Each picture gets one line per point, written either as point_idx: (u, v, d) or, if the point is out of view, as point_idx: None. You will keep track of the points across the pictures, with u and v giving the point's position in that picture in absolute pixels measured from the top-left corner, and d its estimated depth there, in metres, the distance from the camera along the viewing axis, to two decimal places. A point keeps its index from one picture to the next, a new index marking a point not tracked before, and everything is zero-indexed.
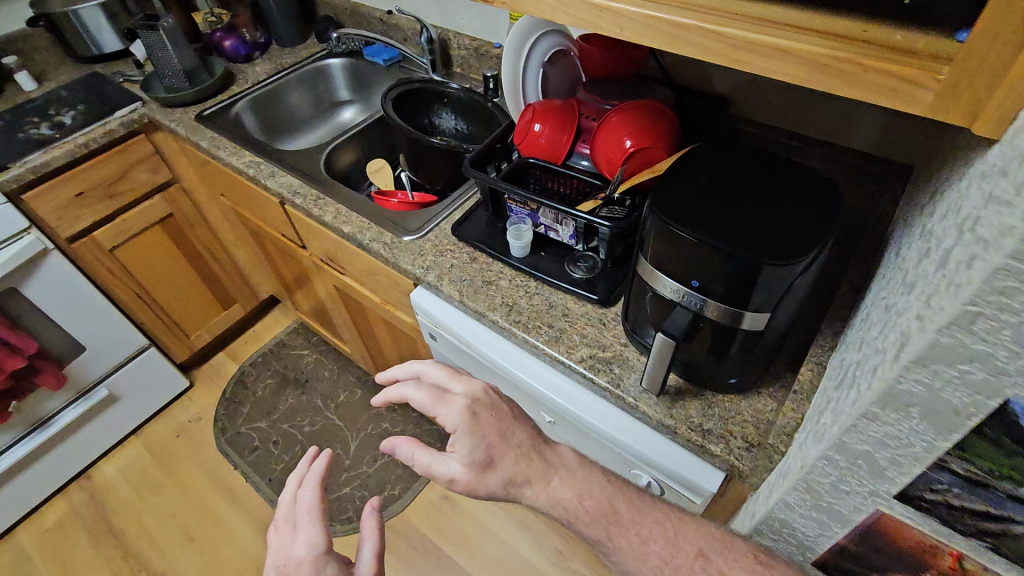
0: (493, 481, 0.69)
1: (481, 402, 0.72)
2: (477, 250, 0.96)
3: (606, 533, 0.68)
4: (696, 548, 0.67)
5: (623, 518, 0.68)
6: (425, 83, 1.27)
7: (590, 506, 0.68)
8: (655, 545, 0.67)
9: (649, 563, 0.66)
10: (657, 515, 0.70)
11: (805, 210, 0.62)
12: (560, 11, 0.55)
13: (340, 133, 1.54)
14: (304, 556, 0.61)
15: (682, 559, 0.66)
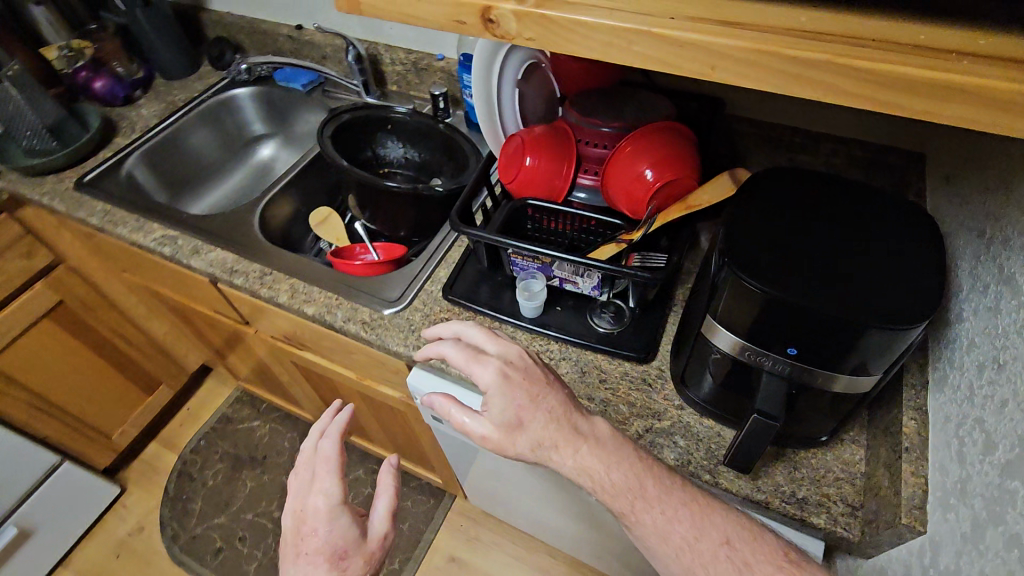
0: (522, 443, 0.61)
1: (517, 366, 0.63)
2: (478, 314, 0.81)
3: (634, 508, 0.59)
4: (723, 537, 0.57)
5: (650, 492, 0.59)
6: (364, 110, 1.08)
7: (618, 478, 0.59)
8: (679, 526, 0.58)
9: (670, 544, 0.58)
10: (686, 494, 0.60)
11: (906, 256, 0.52)
12: (613, 48, 0.41)
13: (261, 177, 1.30)
14: (319, 507, 0.60)
15: (706, 543, 0.57)
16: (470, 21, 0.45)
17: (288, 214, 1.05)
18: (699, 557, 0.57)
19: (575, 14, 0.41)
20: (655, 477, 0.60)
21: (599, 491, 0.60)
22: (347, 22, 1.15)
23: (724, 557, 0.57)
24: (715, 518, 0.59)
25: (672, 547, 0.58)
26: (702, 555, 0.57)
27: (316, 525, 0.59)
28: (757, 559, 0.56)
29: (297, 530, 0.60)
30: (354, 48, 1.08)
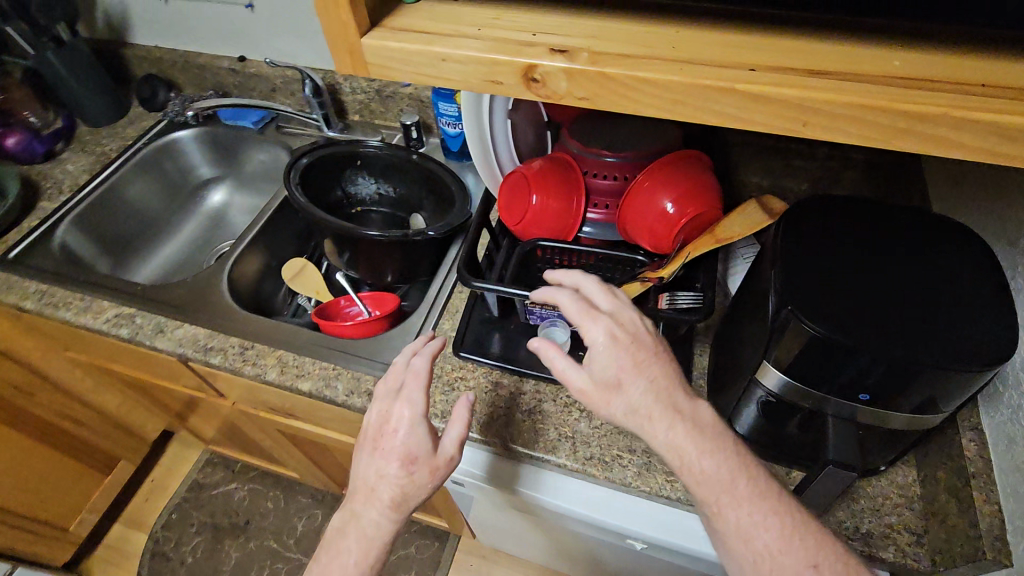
0: (617, 402, 0.52)
1: (629, 330, 0.55)
2: (495, 370, 0.74)
3: (720, 501, 0.49)
4: (812, 561, 0.46)
5: (741, 490, 0.49)
6: (330, 147, 0.99)
7: (711, 467, 0.49)
8: (765, 533, 0.47)
9: (749, 548, 0.48)
10: (783, 502, 0.49)
11: (968, 289, 0.50)
12: (688, 107, 0.36)
13: (217, 226, 1.18)
14: (399, 416, 0.58)
15: (791, 559, 0.46)
16: (509, 80, 0.38)
17: (257, 270, 0.95)
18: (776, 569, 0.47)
19: (641, 71, 0.35)
20: (756, 483, 0.49)
21: (683, 473, 0.50)
22: (298, 50, 1.05)
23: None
24: (808, 538, 0.47)
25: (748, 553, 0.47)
26: (781, 573, 0.46)
27: (394, 435, 0.58)
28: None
29: (374, 431, 0.60)
30: (310, 80, 0.99)
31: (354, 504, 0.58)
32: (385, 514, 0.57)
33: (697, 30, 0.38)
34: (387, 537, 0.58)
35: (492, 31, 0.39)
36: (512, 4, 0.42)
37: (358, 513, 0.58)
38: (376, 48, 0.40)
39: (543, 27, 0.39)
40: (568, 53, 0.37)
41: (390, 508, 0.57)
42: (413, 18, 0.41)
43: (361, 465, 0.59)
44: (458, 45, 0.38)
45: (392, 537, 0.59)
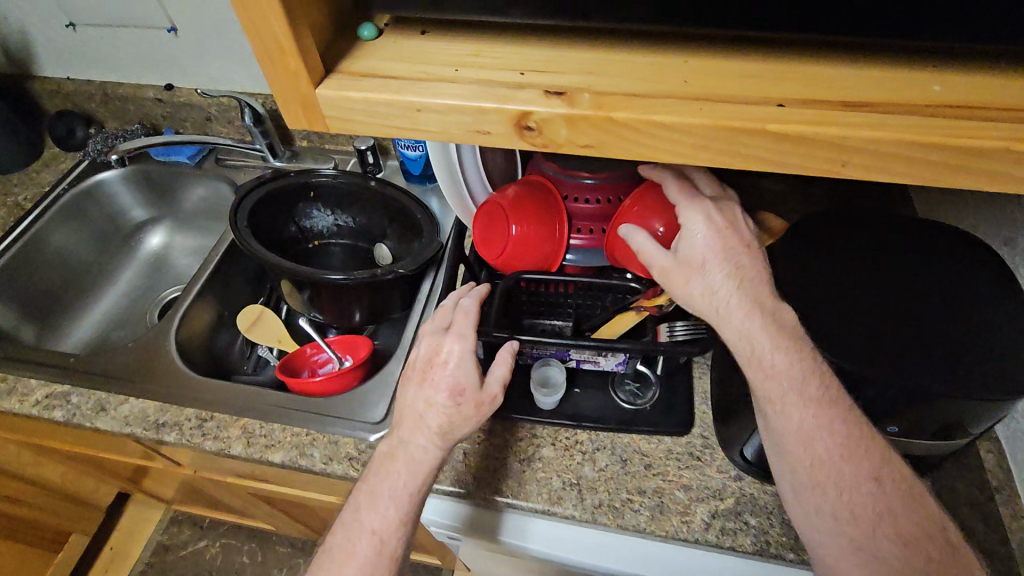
0: (694, 285, 0.50)
1: (729, 219, 0.52)
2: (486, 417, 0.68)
3: (786, 402, 0.46)
4: (874, 473, 0.45)
5: (812, 390, 0.46)
6: (279, 180, 0.91)
7: (781, 362, 0.46)
8: (828, 437, 0.45)
9: (809, 449, 0.45)
10: (852, 411, 0.46)
11: (984, 306, 0.48)
12: (710, 151, 0.31)
13: (158, 273, 1.07)
14: (450, 349, 0.57)
15: (854, 468, 0.45)
16: (499, 130, 0.32)
17: (209, 323, 0.87)
18: (836, 475, 0.45)
19: (653, 113, 0.30)
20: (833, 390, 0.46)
21: (751, 366, 0.48)
22: (232, 75, 0.96)
23: (865, 492, 0.44)
24: (874, 448, 0.45)
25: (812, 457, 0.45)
26: (841, 479, 0.45)
27: (448, 364, 0.56)
28: (904, 513, 0.44)
29: (428, 357, 0.58)
30: (249, 108, 0.90)
31: (400, 431, 0.56)
32: (433, 443, 0.55)
33: (707, 58, 0.33)
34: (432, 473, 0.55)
35: (472, 70, 0.34)
36: (489, 36, 0.36)
37: (404, 439, 0.55)
38: (336, 100, 0.33)
39: (530, 63, 0.34)
40: (566, 95, 0.32)
41: (437, 437, 0.55)
42: (374, 60, 0.35)
43: (411, 391, 0.57)
44: (435, 92, 0.32)
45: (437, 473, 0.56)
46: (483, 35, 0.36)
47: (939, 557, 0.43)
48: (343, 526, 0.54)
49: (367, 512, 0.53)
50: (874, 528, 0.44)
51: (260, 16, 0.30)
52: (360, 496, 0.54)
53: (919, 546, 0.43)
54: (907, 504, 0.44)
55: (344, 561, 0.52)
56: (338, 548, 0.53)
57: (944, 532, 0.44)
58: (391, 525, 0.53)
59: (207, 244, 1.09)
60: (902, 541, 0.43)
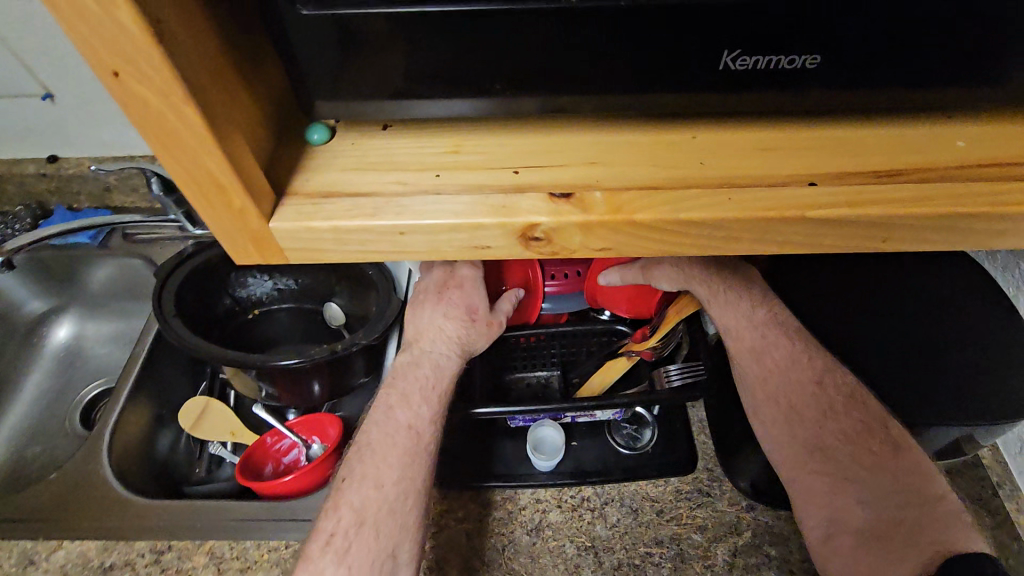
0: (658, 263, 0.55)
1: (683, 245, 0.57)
2: (484, 489, 0.63)
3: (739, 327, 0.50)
4: (816, 378, 0.46)
5: (759, 315, 0.50)
6: (204, 251, 0.81)
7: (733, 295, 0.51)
8: (775, 350, 0.48)
9: (760, 362, 0.48)
10: (805, 339, 0.48)
11: (973, 321, 0.48)
12: (745, 241, 0.28)
13: (72, 369, 0.94)
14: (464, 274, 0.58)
15: (796, 375, 0.46)
16: (500, 243, 0.28)
17: (145, 427, 0.76)
18: (781, 385, 0.46)
19: (685, 210, 0.26)
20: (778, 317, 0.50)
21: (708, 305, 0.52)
22: (128, 139, 0.84)
23: (809, 396, 0.45)
24: (818, 360, 0.47)
25: (757, 369, 0.47)
26: (789, 388, 0.46)
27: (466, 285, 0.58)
28: (849, 415, 0.43)
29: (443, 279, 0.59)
30: (156, 177, 0.79)
31: (420, 344, 0.56)
32: (454, 353, 0.55)
33: (716, 133, 0.30)
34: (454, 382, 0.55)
35: (456, 174, 0.28)
36: (463, 127, 0.31)
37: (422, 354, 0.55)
38: (298, 232, 0.27)
39: (521, 157, 0.29)
40: (575, 197, 0.27)
41: (459, 347, 0.56)
42: (335, 172, 0.29)
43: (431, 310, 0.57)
44: (420, 209, 0.27)
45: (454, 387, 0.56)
46: (456, 124, 0.31)
47: (890, 456, 0.40)
48: (375, 423, 0.51)
49: (401, 408, 0.52)
50: (821, 429, 0.43)
51: (191, 156, 0.23)
52: (391, 396, 0.53)
53: (864, 441, 0.41)
54: (853, 409, 0.43)
55: (385, 454, 0.49)
56: (373, 446, 0.50)
57: (899, 438, 0.41)
58: (425, 421, 0.52)
59: (126, 328, 0.97)
60: (849, 439, 0.42)
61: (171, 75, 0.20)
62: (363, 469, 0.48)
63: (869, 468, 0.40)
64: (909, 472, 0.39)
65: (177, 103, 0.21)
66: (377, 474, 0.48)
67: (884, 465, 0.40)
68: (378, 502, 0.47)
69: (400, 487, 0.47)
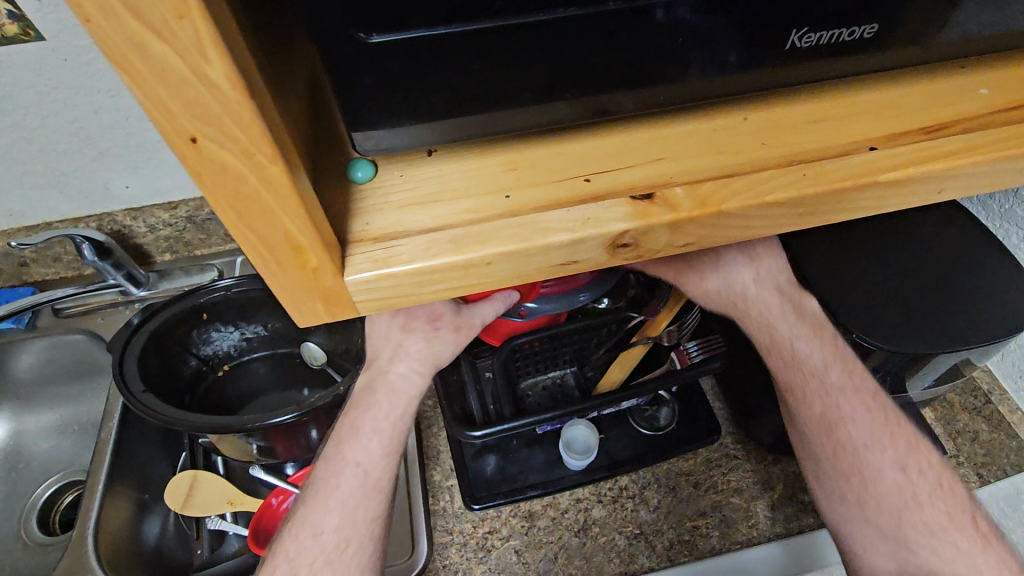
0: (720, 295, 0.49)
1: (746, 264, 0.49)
2: (523, 501, 0.62)
3: (808, 389, 0.46)
4: (899, 461, 0.44)
5: (833, 379, 0.45)
6: (163, 314, 0.73)
7: (804, 349, 0.46)
8: (853, 425, 0.45)
9: (834, 436, 0.45)
10: (884, 407, 0.46)
11: (966, 245, 0.51)
12: (819, 214, 0.28)
13: (15, 473, 0.83)
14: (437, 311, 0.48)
15: (877, 458, 0.44)
16: (591, 255, 0.26)
17: (129, 518, 0.68)
18: (861, 467, 0.44)
19: (764, 194, 0.26)
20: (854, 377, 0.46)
21: (770, 352, 0.47)
22: (41, 202, 0.75)
23: (891, 484, 0.44)
24: (900, 437, 0.45)
25: (829, 445, 0.45)
26: (868, 470, 0.44)
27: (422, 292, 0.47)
28: (933, 503, 0.43)
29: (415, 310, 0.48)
30: (87, 242, 0.72)
31: (379, 362, 0.48)
32: (415, 370, 0.47)
33: (765, 112, 0.30)
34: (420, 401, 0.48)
35: (528, 192, 0.27)
36: (514, 141, 0.29)
37: (384, 369, 0.48)
38: (379, 283, 0.24)
39: (585, 164, 0.28)
40: (657, 197, 0.26)
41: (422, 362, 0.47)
42: (391, 210, 0.26)
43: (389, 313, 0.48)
44: (505, 236, 0.25)
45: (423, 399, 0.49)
46: (505, 138, 0.29)
47: (978, 551, 0.41)
48: (323, 462, 0.46)
49: (349, 446, 0.46)
50: (903, 517, 0.43)
51: (267, 218, 0.20)
52: (340, 430, 0.47)
53: (951, 537, 0.42)
54: (938, 497, 0.43)
55: (325, 499, 0.45)
56: (317, 490, 0.45)
57: (982, 529, 0.42)
58: (373, 455, 0.45)
59: (71, 415, 0.87)
60: (935, 533, 0.42)
61: (259, 133, 0.17)
62: (304, 514, 0.45)
63: (950, 565, 0.41)
64: (992, 560, 0.41)
65: (262, 165, 0.18)
66: (316, 521, 0.44)
67: (972, 559, 0.41)
68: (316, 552, 0.44)
69: (339, 535, 0.44)
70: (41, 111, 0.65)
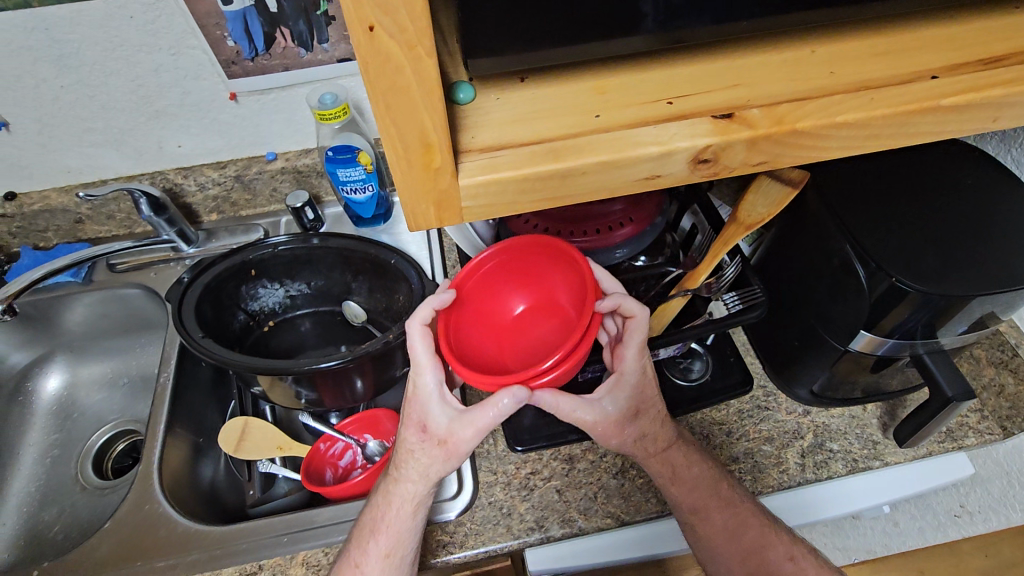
0: (628, 434, 0.56)
1: (644, 392, 0.55)
2: (564, 444, 0.65)
3: (710, 509, 0.57)
4: (790, 554, 0.57)
5: (725, 492, 0.58)
6: (215, 269, 0.77)
7: (696, 474, 0.58)
8: (750, 531, 0.57)
9: (736, 542, 0.57)
10: (765, 517, 0.58)
11: (1010, 194, 0.52)
12: (882, 137, 0.30)
13: (70, 422, 0.88)
14: (462, 445, 0.48)
15: (775, 554, 0.57)
16: (674, 170, 0.29)
17: (186, 458, 0.72)
18: (762, 562, 0.57)
19: (834, 115, 0.29)
20: (733, 492, 0.59)
21: (675, 484, 0.57)
22: (100, 160, 0.78)
23: (786, 570, 0.56)
24: (783, 534, 0.58)
25: (737, 550, 0.57)
26: (763, 559, 0.57)
27: (425, 396, 0.49)
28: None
29: (434, 437, 0.49)
30: (144, 197, 0.75)
31: (393, 475, 0.53)
32: (418, 484, 0.51)
33: (833, 46, 0.32)
34: (416, 503, 0.52)
35: (616, 112, 0.29)
36: (598, 68, 0.32)
37: (397, 479, 0.53)
38: (485, 186, 0.27)
39: (669, 89, 0.30)
40: (736, 117, 0.29)
41: (426, 479, 0.51)
42: (491, 128, 0.29)
43: (415, 382, 0.49)
44: (599, 148, 0.28)
45: (427, 501, 0.53)
46: (591, 66, 0.32)
47: None
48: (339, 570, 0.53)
49: (360, 553, 0.52)
50: None
51: (412, 113, 0.23)
52: (354, 548, 0.53)
53: None
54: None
55: None
56: None
57: None
58: (375, 561, 0.51)
59: (121, 369, 0.91)
60: None
61: (423, 24, 0.20)
62: None
63: None
64: None
65: (420, 56, 0.21)
66: None
67: None
68: None
69: None
70: (104, 68, 0.68)
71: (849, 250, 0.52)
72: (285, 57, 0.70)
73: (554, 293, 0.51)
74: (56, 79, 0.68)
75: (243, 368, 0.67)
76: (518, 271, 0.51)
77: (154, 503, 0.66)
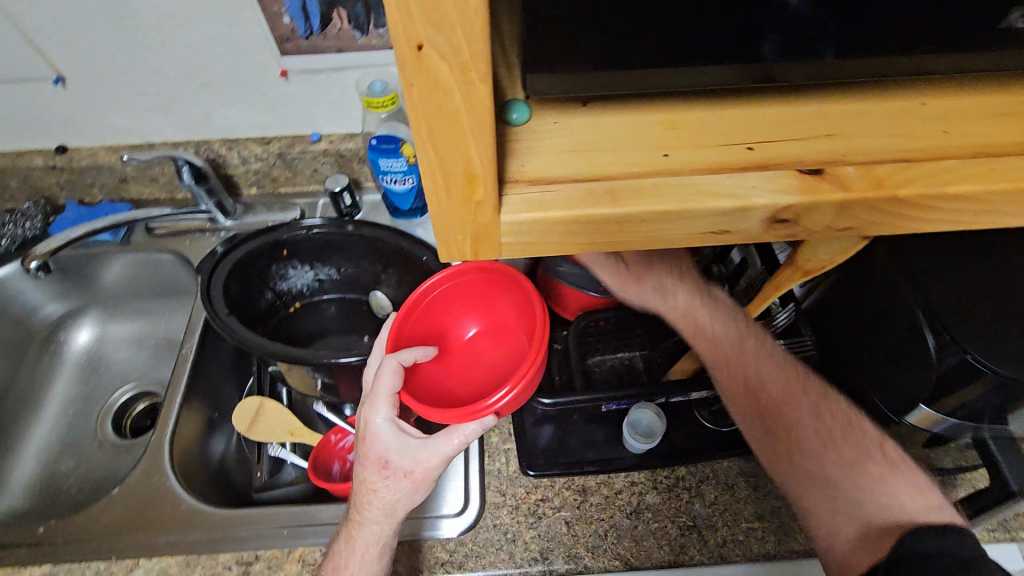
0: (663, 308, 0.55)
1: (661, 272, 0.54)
2: (579, 475, 0.62)
3: (737, 367, 0.51)
4: (815, 408, 0.49)
5: (750, 347, 0.52)
6: (248, 246, 0.76)
7: (726, 333, 0.52)
8: (770, 385, 0.50)
9: (763, 399, 0.50)
10: (786, 371, 0.51)
11: None
12: (997, 214, 0.26)
13: (96, 377, 0.89)
14: (428, 473, 0.45)
15: (793, 409, 0.49)
16: (746, 227, 0.25)
17: (200, 432, 0.72)
18: (783, 426, 0.49)
19: (945, 183, 0.24)
20: (762, 349, 0.52)
21: (710, 350, 0.52)
22: (148, 124, 0.78)
23: (806, 426, 0.49)
24: (810, 390, 0.51)
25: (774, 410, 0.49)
26: (783, 417, 0.49)
27: (377, 433, 0.44)
28: (846, 439, 0.48)
29: (396, 473, 0.45)
30: (187, 165, 0.74)
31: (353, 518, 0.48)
32: (382, 523, 0.47)
33: (946, 100, 0.28)
34: (382, 543, 0.48)
35: (687, 152, 0.26)
36: (669, 100, 0.28)
37: (358, 521, 0.48)
38: (531, 224, 0.24)
39: (749, 131, 0.27)
40: (827, 174, 0.25)
41: (391, 517, 0.47)
42: (544, 155, 0.26)
43: (365, 420, 0.44)
44: (663, 194, 0.24)
45: (394, 539, 0.49)
46: (662, 96, 0.28)
47: (891, 480, 0.46)
48: None
49: None
50: (824, 457, 0.48)
51: (456, 142, 0.20)
52: None
53: (865, 467, 0.47)
54: (851, 434, 0.48)
55: None
56: None
57: (895, 458, 0.47)
58: None
59: (149, 331, 0.92)
60: (853, 468, 0.47)
61: (481, 47, 0.17)
62: None
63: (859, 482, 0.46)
64: (903, 484, 0.46)
65: (472, 82, 0.18)
66: None
67: (887, 486, 0.46)
68: None
69: None
70: (160, 34, 0.67)
71: (919, 313, 0.47)
72: (340, 38, 0.68)
73: (502, 316, 0.53)
74: (113, 40, 0.68)
75: (262, 350, 0.66)
76: (466, 297, 0.52)
77: (163, 475, 0.66)
